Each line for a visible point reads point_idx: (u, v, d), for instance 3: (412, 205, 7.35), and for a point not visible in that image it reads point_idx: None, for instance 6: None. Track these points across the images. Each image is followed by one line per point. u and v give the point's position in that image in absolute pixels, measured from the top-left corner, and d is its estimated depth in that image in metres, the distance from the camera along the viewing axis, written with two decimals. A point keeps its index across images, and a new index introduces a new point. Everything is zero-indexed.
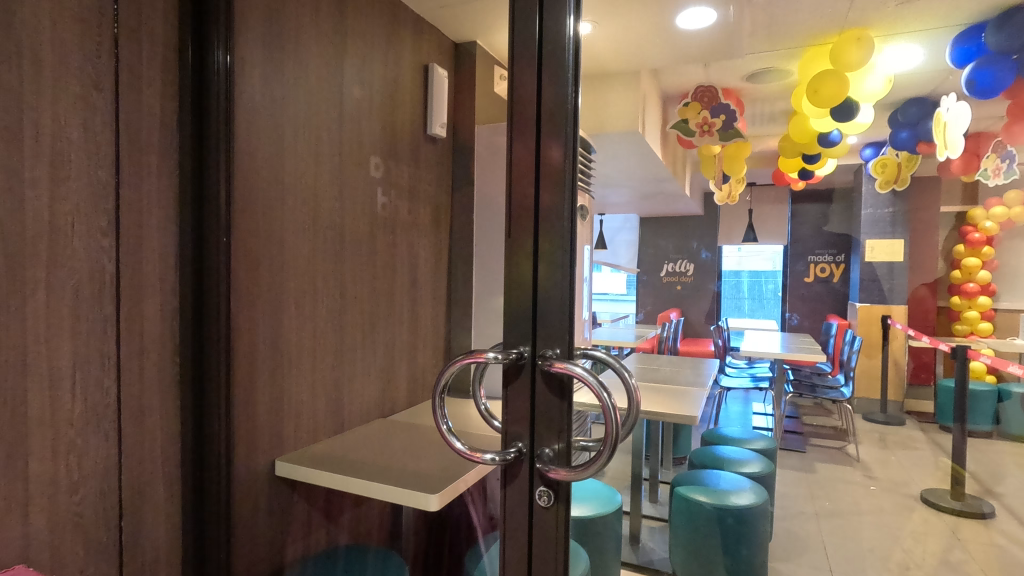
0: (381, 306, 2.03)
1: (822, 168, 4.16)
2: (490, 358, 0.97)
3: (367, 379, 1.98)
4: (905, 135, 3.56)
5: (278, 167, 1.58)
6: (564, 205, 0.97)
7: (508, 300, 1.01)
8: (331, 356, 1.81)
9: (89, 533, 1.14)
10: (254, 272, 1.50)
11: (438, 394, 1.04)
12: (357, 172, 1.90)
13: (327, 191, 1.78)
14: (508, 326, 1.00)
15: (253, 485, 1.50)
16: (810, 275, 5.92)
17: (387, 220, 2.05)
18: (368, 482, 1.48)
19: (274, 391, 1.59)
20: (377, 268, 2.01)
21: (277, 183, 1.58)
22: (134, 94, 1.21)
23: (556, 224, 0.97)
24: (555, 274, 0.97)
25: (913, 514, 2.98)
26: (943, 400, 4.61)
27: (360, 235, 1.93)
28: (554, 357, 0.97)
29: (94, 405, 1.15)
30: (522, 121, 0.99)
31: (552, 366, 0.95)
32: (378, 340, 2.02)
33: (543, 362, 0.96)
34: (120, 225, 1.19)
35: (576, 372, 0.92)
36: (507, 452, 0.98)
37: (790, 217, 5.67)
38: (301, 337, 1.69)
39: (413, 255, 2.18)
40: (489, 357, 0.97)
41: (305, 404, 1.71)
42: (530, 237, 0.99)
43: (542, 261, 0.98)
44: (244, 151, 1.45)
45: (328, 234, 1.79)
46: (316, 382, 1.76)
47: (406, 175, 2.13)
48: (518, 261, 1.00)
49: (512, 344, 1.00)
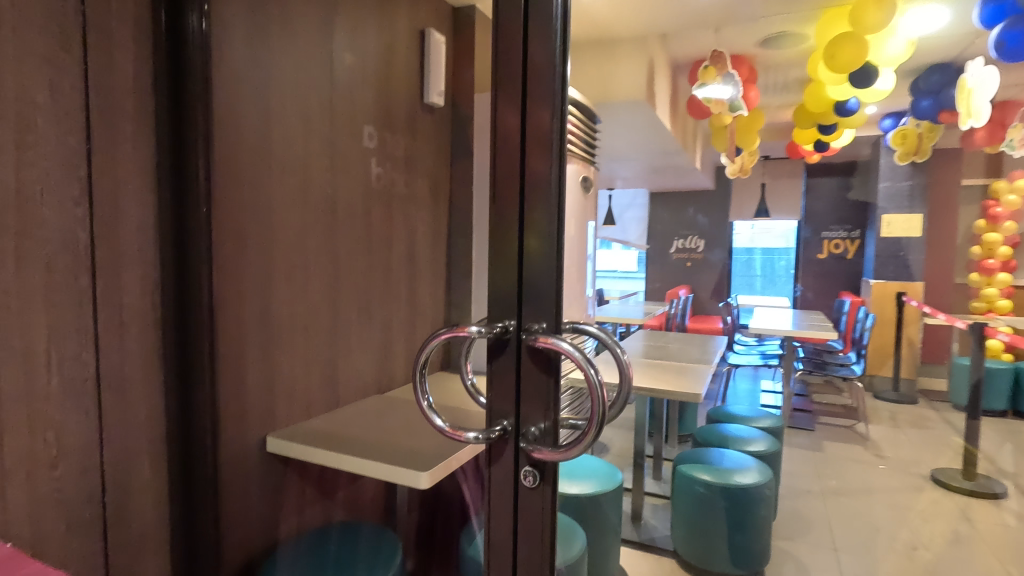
0: (377, 281, 1.99)
1: (838, 139, 4.00)
2: (472, 332, 0.92)
3: (364, 355, 1.95)
4: (927, 104, 3.36)
5: (266, 137, 1.53)
6: (553, 170, 0.91)
7: (493, 273, 0.95)
8: (325, 331, 1.78)
9: (72, 509, 1.12)
10: (241, 244, 1.46)
11: (419, 366, 0.99)
12: (350, 142, 1.84)
13: (318, 162, 1.72)
14: (495, 299, 0.95)
15: (243, 462, 1.48)
16: (823, 251, 6.01)
17: (383, 193, 1.99)
18: (359, 459, 1.46)
19: (265, 367, 1.56)
20: (373, 242, 1.96)
21: (264, 153, 1.52)
22: (105, 56, 1.15)
23: (543, 191, 0.91)
24: (543, 244, 0.91)
25: (922, 494, 2.94)
26: (957, 379, 4.51)
27: (354, 207, 1.87)
28: (539, 331, 0.91)
29: (72, 379, 1.12)
30: (508, 80, 0.92)
31: (537, 340, 0.89)
32: (374, 315, 1.98)
33: (528, 337, 0.91)
34: (94, 194, 1.14)
35: (563, 347, 0.87)
36: (491, 431, 0.93)
37: (804, 194, 6.12)
38: (293, 312, 1.65)
39: (409, 229, 2.12)
40: (471, 331, 0.91)
41: (298, 381, 1.68)
42: (517, 205, 0.92)
43: (530, 230, 0.92)
44: (227, 118, 1.39)
45: (320, 207, 1.74)
46: (310, 359, 1.73)
47: (401, 146, 2.06)
48: (505, 229, 0.94)
49: (496, 318, 0.94)
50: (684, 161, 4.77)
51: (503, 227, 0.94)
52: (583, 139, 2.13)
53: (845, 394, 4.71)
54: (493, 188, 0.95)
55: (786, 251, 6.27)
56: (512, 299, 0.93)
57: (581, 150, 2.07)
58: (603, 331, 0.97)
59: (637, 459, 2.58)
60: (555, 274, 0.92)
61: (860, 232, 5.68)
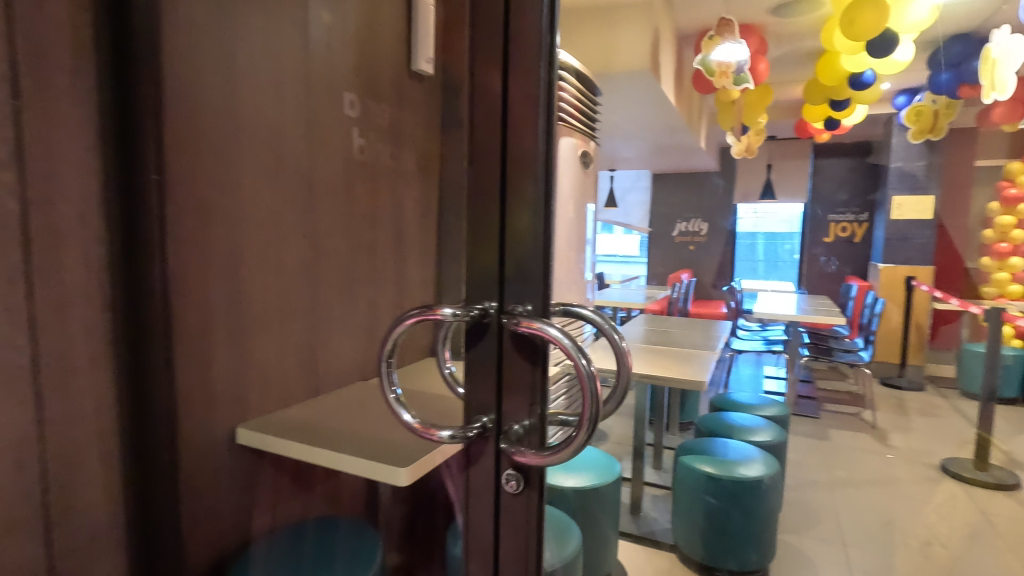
0: (361, 262, 1.86)
1: (849, 116, 3.82)
2: (446, 315, 0.79)
3: (348, 339, 1.83)
4: (946, 78, 3.21)
5: (231, 101, 1.39)
6: (540, 124, 0.77)
7: (472, 248, 0.82)
8: (303, 315, 1.65)
9: (8, 509, 1.02)
10: (204, 219, 1.33)
11: (386, 352, 0.87)
12: (330, 110, 1.70)
13: (292, 130, 1.58)
14: (473, 277, 0.82)
15: (210, 456, 1.37)
16: (830, 235, 5.88)
17: (367, 166, 1.85)
18: (335, 454, 1.34)
19: (235, 353, 1.44)
20: (356, 220, 1.83)
21: (229, 118, 1.38)
22: (32, 3, 1.02)
23: (529, 150, 0.77)
24: (528, 212, 0.78)
25: (934, 485, 2.83)
26: (970, 365, 4.38)
27: (334, 182, 1.74)
28: (523, 315, 0.78)
29: (4, 366, 1.01)
30: (488, 19, 0.78)
31: (519, 325, 0.77)
32: (359, 298, 1.86)
33: (509, 322, 0.78)
34: (24, 159, 1.02)
35: (551, 334, 0.74)
36: (469, 429, 0.81)
37: (810, 175, 5.90)
38: (266, 294, 1.53)
39: (397, 206, 1.99)
40: (445, 314, 0.79)
41: (273, 368, 1.56)
42: (499, 167, 0.79)
43: (514, 196, 0.78)
44: (183, 78, 1.25)
45: (296, 180, 1.60)
46: (287, 344, 1.60)
47: (387, 116, 1.91)
48: (485, 194, 0.80)
49: (475, 299, 0.82)
50: (689, 141, 4.61)
51: (482, 191, 0.80)
52: (582, 110, 1.98)
53: (851, 381, 4.60)
54: (470, 147, 0.81)
55: (789, 235, 6.05)
56: (493, 277, 0.80)
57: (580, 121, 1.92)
58: (596, 313, 0.85)
59: (637, 449, 2.46)
60: (543, 248, 0.79)
61: (868, 216, 5.55)
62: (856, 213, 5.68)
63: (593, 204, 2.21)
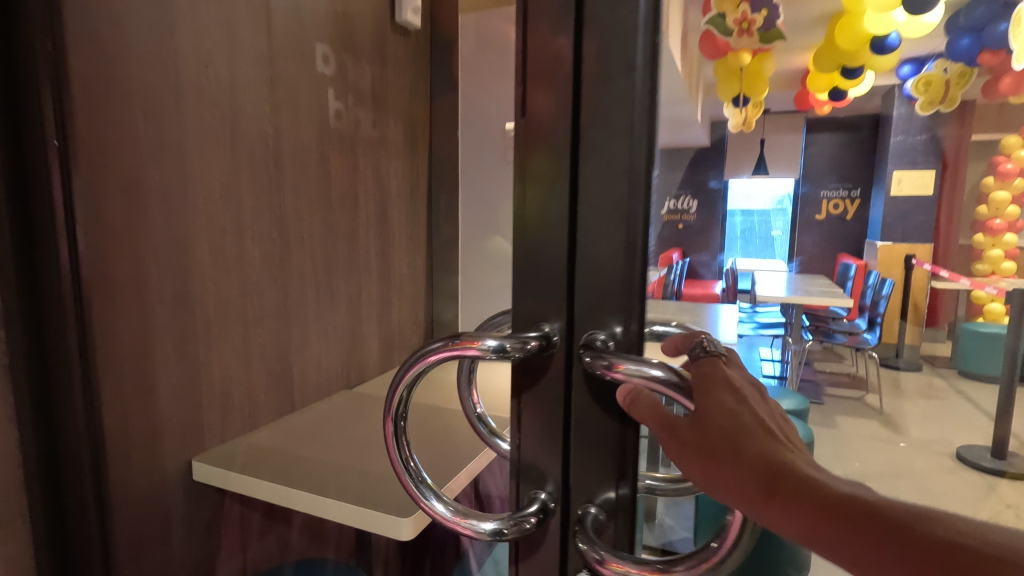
0: (340, 252, 1.56)
1: (857, 85, 3.61)
2: (488, 351, 0.54)
3: (327, 342, 1.55)
4: (967, 43, 3.04)
5: (168, 48, 1.07)
6: (640, 62, 0.52)
7: (525, 243, 0.58)
8: (272, 317, 1.36)
9: None
10: (135, 202, 1.02)
11: (398, 407, 0.61)
12: (301, 65, 1.38)
13: (254, 88, 1.26)
14: (529, 290, 0.58)
15: (159, 500, 1.09)
16: (822, 212, 5.80)
17: (344, 137, 1.55)
18: (318, 497, 1.07)
19: (187, 370, 1.14)
20: (333, 202, 1.53)
21: (167, 71, 1.07)
22: None
23: (620, 88, 0.52)
24: (617, 197, 0.54)
25: (952, 476, 2.71)
26: (968, 346, 4.21)
27: (309, 155, 1.43)
28: (604, 347, 0.55)
29: None
30: None
31: (612, 368, 0.53)
32: (339, 293, 1.57)
33: (588, 360, 0.54)
34: None
35: (652, 375, 0.51)
36: (523, 520, 0.57)
37: (803, 150, 5.73)
38: (224, 294, 1.23)
39: (380, 185, 1.69)
40: (488, 348, 0.54)
41: (237, 383, 1.28)
42: (576, 134, 0.54)
43: (597, 174, 0.54)
44: (93, 10, 0.93)
45: (260, 152, 1.29)
46: (253, 353, 1.31)
47: (369, 76, 1.60)
48: (551, 172, 0.55)
49: (531, 324, 0.58)
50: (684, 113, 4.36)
51: (547, 163, 0.55)
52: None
53: None
54: (524, 101, 0.56)
55: None
56: (562, 294, 0.57)
57: None
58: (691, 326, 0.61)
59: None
60: (636, 248, 0.55)
61: (861, 192, 5.63)
62: (847, 190, 5.73)
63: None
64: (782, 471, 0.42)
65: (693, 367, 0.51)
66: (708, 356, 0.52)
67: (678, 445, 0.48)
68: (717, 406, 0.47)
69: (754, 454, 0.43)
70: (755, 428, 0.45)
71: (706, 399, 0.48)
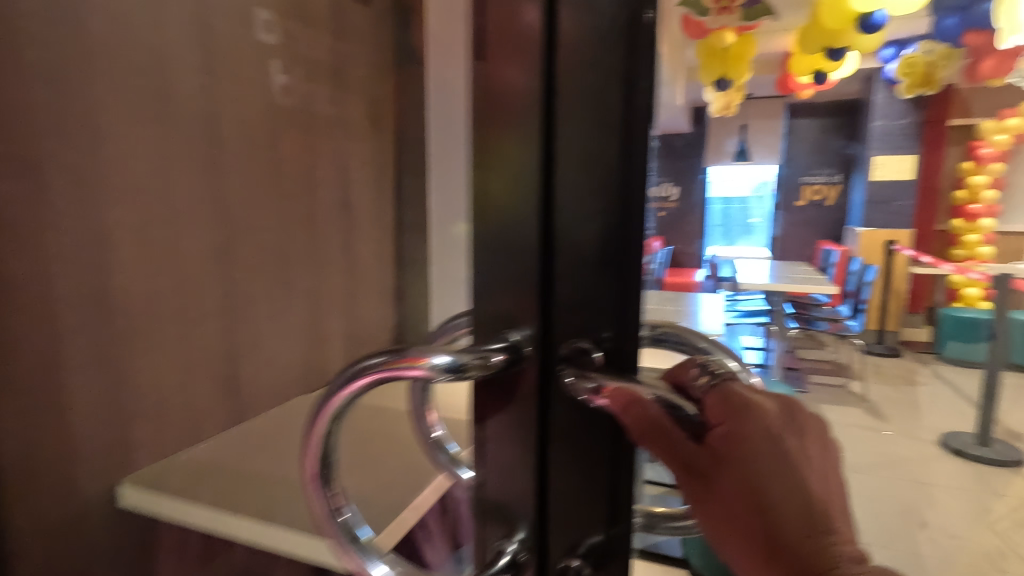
0: (297, 243, 1.42)
1: (841, 68, 3.52)
2: (436, 374, 0.43)
3: (283, 344, 1.40)
4: (951, 23, 2.99)
5: (66, 8, 0.91)
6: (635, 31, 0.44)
7: (490, 227, 0.47)
8: (218, 317, 1.21)
9: None
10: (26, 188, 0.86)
11: (325, 437, 0.51)
12: (239, 31, 1.21)
13: (182, 57, 1.10)
14: (492, 294, 0.47)
15: None
16: (802, 199, 5.70)
17: (296, 115, 1.39)
18: (262, 526, 0.94)
19: (103, 380, 1.00)
20: (287, 187, 1.37)
21: (66, 34, 0.91)
22: None
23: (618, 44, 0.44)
24: (602, 186, 0.45)
25: (937, 464, 2.68)
26: (948, 332, 4.22)
27: (255, 134, 1.27)
28: (590, 366, 0.46)
29: None
30: None
31: (599, 391, 0.45)
32: (295, 289, 1.42)
33: (571, 382, 0.46)
34: None
35: (661, 410, 0.44)
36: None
37: (785, 135, 5.55)
38: (156, 292, 1.08)
39: (341, 168, 1.54)
40: (435, 374, 0.43)
41: (175, 392, 1.13)
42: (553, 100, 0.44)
43: (580, 154, 0.45)
44: None
45: (194, 130, 1.13)
46: (194, 358, 1.16)
47: (323, 46, 1.44)
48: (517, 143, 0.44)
49: (495, 337, 0.47)
50: None
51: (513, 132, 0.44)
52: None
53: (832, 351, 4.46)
54: (484, 59, 0.45)
55: None
56: (535, 299, 0.46)
57: None
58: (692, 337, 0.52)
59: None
60: (627, 250, 0.47)
61: (843, 177, 5.53)
62: (829, 174, 5.62)
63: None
64: (805, 547, 0.39)
65: (710, 407, 0.43)
66: (728, 388, 0.44)
67: (695, 496, 0.44)
68: (742, 468, 0.41)
69: (779, 529, 0.39)
70: (788, 496, 0.40)
71: (725, 448, 0.42)
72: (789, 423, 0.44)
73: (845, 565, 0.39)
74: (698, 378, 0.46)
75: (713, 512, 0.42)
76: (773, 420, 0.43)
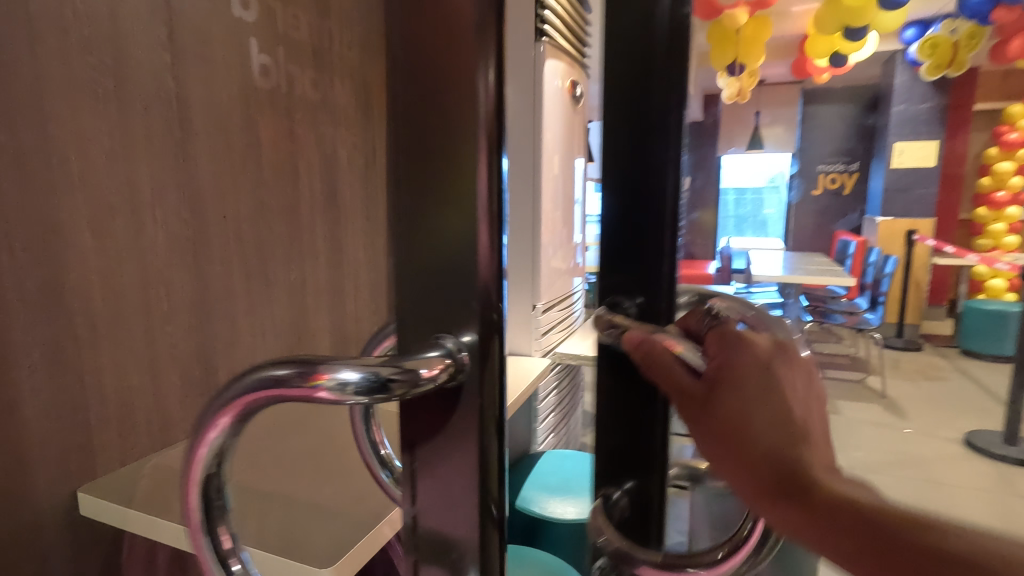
0: (277, 234, 1.34)
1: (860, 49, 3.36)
2: (348, 397, 0.29)
3: (264, 340, 1.33)
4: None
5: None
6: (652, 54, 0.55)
7: (413, 190, 0.33)
8: (189, 313, 1.13)
9: None
10: None
11: (209, 481, 0.35)
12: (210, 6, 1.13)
13: (146, 31, 1.02)
14: (417, 294, 0.34)
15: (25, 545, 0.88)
16: (818, 187, 5.60)
17: (276, 98, 1.31)
18: (229, 545, 0.83)
19: (61, 384, 0.92)
20: (267, 175, 1.29)
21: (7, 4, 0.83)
22: None
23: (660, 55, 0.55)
24: (617, 189, 0.58)
25: (960, 464, 2.55)
26: (971, 325, 4.04)
27: (230, 118, 1.19)
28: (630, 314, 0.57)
29: None
30: None
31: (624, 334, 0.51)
32: (277, 282, 1.35)
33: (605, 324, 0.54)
34: None
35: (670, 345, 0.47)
36: None
37: (800, 124, 5.49)
38: (120, 286, 1.00)
39: (324, 157, 1.47)
40: (345, 398, 0.29)
41: (143, 394, 1.05)
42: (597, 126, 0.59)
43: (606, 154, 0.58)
44: None
45: (160, 111, 1.05)
46: (163, 357, 1.08)
47: (303, 26, 1.37)
48: (470, 106, 0.31)
49: (424, 344, 0.33)
50: None
51: (458, 67, 0.31)
52: (571, 47, 1.83)
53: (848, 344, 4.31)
54: None
55: None
56: (475, 303, 0.32)
57: (554, 40, 1.63)
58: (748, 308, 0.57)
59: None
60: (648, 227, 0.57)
61: (859, 166, 5.41)
62: (845, 163, 5.50)
63: (556, 158, 1.76)
64: (790, 464, 0.37)
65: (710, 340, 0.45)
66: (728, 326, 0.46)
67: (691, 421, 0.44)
68: (731, 390, 0.42)
69: (762, 445, 0.38)
70: (777, 417, 0.39)
71: (717, 371, 0.43)
72: (789, 361, 0.43)
73: (827, 481, 0.37)
74: (707, 324, 0.48)
75: (700, 433, 0.42)
76: (770, 355, 0.43)
